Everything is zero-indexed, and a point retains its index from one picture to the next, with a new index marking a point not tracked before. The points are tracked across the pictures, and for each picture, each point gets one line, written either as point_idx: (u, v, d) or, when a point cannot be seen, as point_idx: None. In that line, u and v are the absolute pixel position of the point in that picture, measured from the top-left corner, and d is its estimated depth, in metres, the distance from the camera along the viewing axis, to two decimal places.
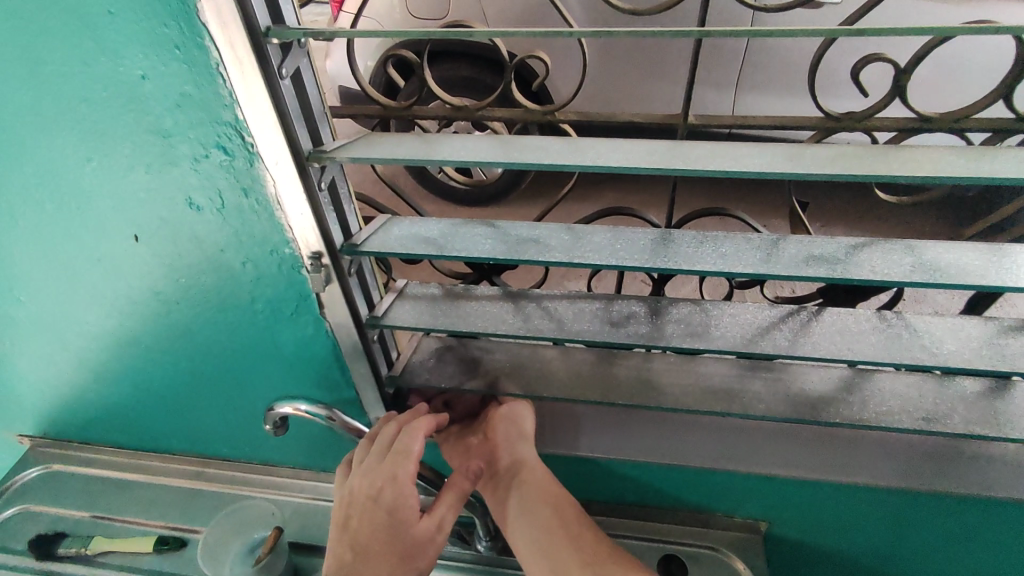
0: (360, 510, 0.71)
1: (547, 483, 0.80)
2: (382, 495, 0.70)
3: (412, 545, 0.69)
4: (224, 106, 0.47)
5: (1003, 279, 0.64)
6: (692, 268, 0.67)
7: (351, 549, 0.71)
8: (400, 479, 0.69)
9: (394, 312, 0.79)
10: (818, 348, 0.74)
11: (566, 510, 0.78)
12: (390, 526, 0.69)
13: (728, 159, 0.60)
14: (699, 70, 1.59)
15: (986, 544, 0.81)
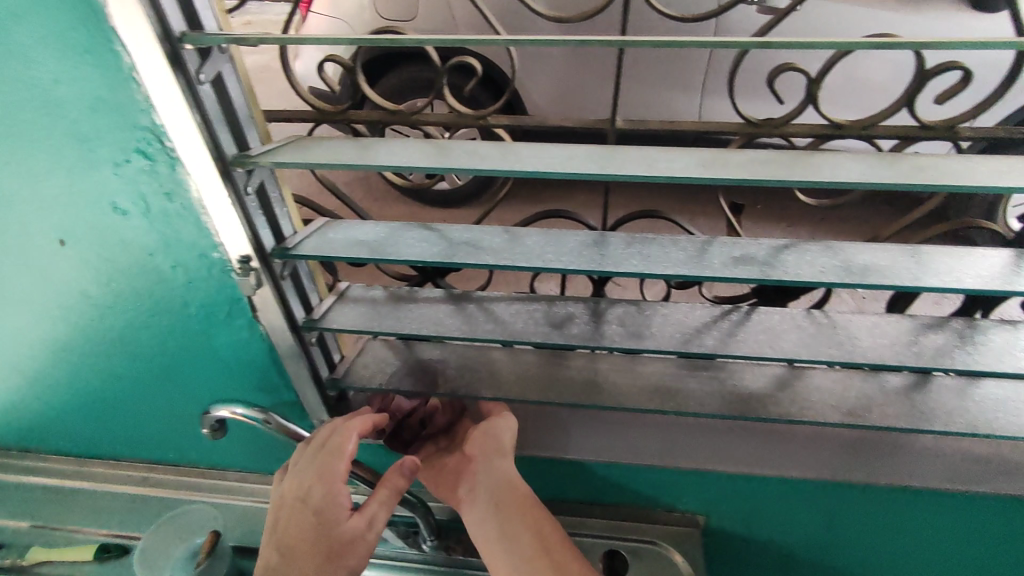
0: (291, 508, 0.73)
1: (521, 498, 0.80)
2: (311, 492, 0.72)
3: (340, 543, 0.71)
4: (140, 111, 0.48)
5: (913, 279, 0.67)
6: (617, 270, 0.69)
7: (279, 549, 0.71)
8: (330, 477, 0.72)
9: (334, 315, 0.80)
10: (747, 346, 0.77)
11: (544, 526, 0.78)
12: (319, 524, 0.71)
13: (651, 165, 0.62)
14: (653, 75, 1.62)
15: (910, 532, 0.84)
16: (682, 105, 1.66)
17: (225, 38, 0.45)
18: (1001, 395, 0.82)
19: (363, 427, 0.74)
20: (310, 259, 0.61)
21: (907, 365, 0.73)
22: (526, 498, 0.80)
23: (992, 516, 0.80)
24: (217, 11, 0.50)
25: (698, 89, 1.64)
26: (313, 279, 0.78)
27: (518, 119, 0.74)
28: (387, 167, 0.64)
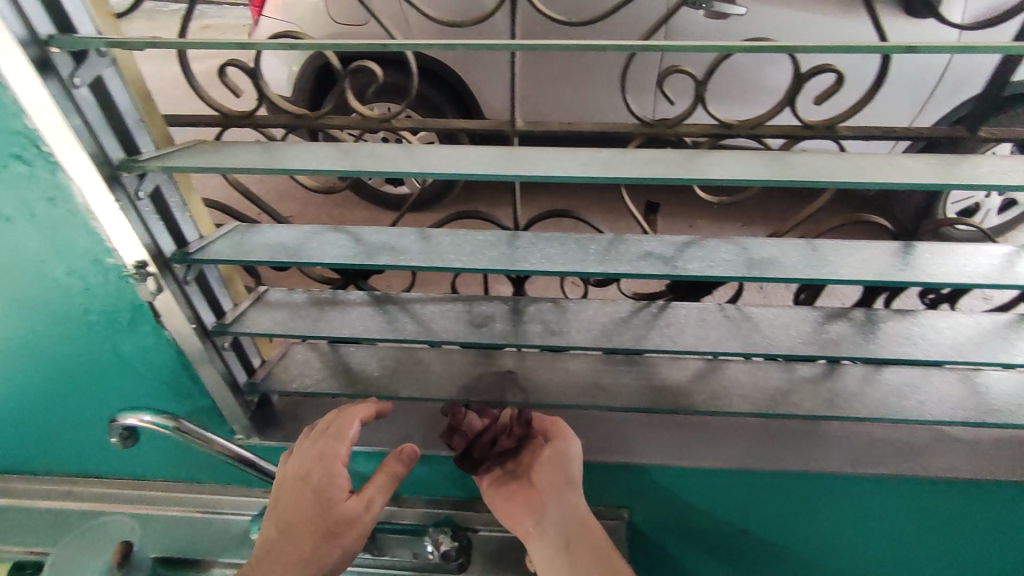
0: (291, 490, 0.75)
1: (569, 492, 0.80)
2: (312, 474, 0.75)
3: (336, 523, 0.73)
4: (12, 115, 0.49)
5: (809, 271, 0.71)
6: (528, 267, 0.71)
7: (277, 527, 0.73)
8: (330, 459, 0.75)
9: (253, 320, 0.80)
10: (662, 340, 0.79)
11: (585, 522, 0.78)
12: (319, 503, 0.73)
13: (556, 166, 0.64)
14: (595, 80, 1.66)
15: (823, 518, 0.87)
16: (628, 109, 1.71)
17: (93, 39, 0.46)
18: (902, 383, 0.86)
19: (363, 415, 0.79)
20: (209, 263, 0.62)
21: (808, 354, 0.76)
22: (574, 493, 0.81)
23: (894, 499, 0.84)
24: (95, 15, 0.51)
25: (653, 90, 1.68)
26: (227, 286, 0.78)
27: (422, 122, 0.74)
28: (293, 170, 0.64)
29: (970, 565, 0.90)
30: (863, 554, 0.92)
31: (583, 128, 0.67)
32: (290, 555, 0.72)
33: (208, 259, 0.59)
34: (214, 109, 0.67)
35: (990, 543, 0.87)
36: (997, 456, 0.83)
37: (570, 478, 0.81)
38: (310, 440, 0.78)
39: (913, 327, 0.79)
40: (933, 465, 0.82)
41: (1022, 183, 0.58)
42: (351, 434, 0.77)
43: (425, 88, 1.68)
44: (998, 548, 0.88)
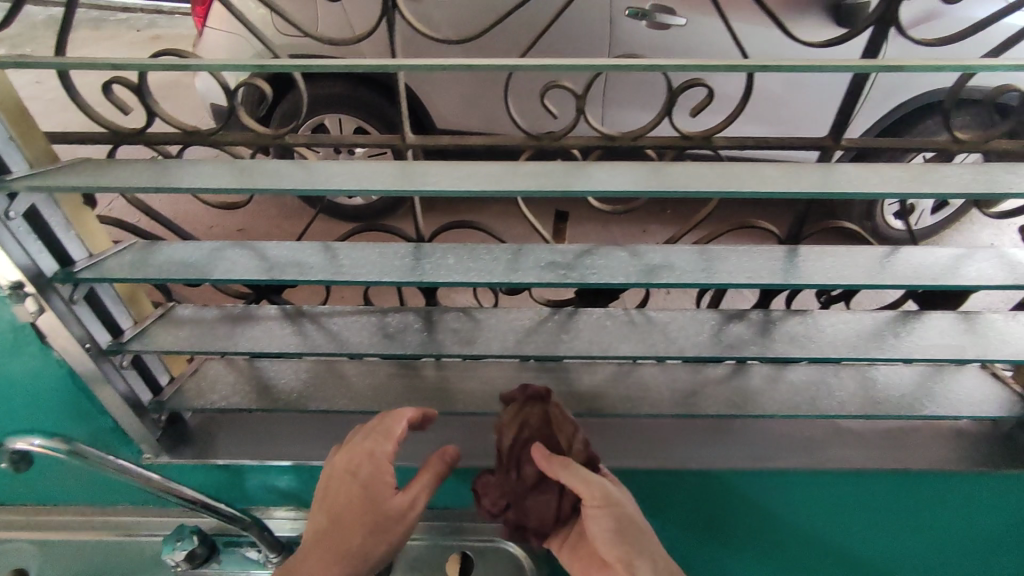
0: (339, 482, 0.73)
1: (619, 515, 0.70)
2: (360, 470, 0.72)
3: (385, 521, 0.72)
4: None
5: (701, 276, 0.74)
6: (429, 279, 0.72)
7: (325, 517, 0.72)
8: (380, 457, 0.72)
9: (157, 337, 0.79)
10: (569, 345, 0.82)
11: (632, 541, 0.70)
12: (368, 499, 0.71)
13: (452, 179, 0.65)
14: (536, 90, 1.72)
15: (729, 512, 0.91)
16: None
17: None
18: (805, 381, 0.90)
19: (412, 415, 0.75)
20: (95, 280, 0.68)
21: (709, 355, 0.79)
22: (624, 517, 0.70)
23: (795, 491, 0.88)
24: None
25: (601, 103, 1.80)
26: (126, 307, 0.80)
27: (317, 138, 0.76)
28: (186, 188, 0.64)
29: (871, 552, 0.94)
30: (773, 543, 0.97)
31: (473, 142, 0.70)
32: (334, 547, 0.71)
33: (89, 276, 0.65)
34: (101, 125, 0.66)
35: (883, 529, 0.92)
36: (887, 447, 0.89)
37: (622, 518, 0.70)
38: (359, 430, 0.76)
39: (809, 327, 0.83)
40: (829, 457, 0.87)
41: (890, 187, 0.61)
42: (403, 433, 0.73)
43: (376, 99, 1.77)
44: (896, 536, 0.93)
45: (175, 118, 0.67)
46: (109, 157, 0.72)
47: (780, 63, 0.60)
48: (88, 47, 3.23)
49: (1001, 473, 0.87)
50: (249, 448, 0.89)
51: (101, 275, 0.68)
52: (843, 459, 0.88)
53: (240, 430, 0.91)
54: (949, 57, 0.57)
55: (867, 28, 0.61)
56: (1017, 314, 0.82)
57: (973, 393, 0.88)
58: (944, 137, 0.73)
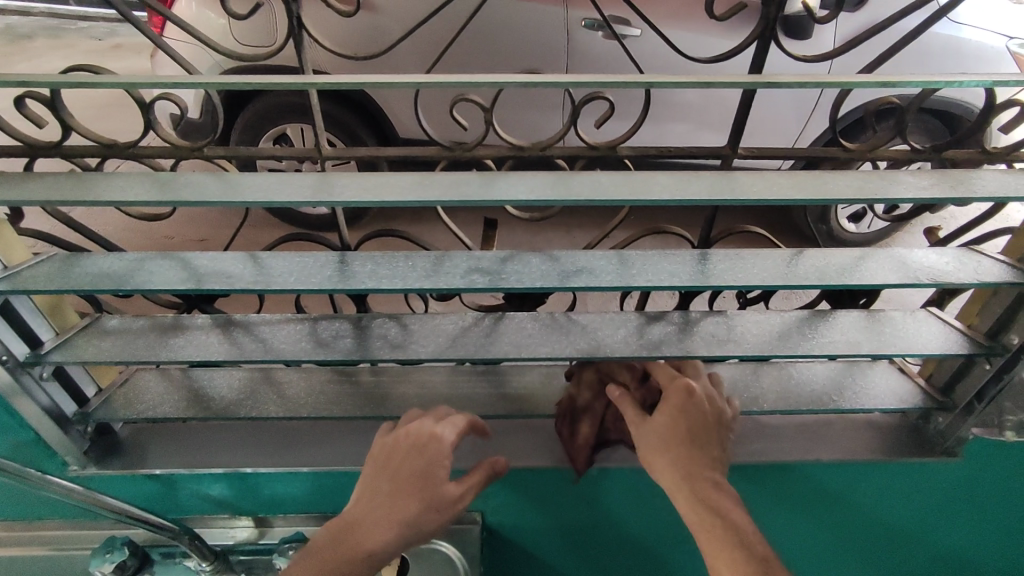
0: (392, 460, 0.77)
1: (671, 442, 0.76)
2: (425, 449, 0.76)
3: (440, 500, 0.75)
4: None
5: (617, 279, 0.77)
6: (351, 286, 0.74)
7: (378, 490, 0.75)
8: (443, 443, 0.77)
9: (82, 349, 0.79)
10: (496, 349, 0.84)
11: (688, 466, 0.75)
12: (421, 478, 0.75)
13: (369, 189, 0.68)
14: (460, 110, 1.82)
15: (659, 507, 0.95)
16: (538, 127, 1.90)
17: None
18: (726, 379, 0.95)
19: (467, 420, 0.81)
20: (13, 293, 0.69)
21: (628, 355, 0.83)
22: (679, 442, 0.76)
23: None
24: None
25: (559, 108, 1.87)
26: (48, 318, 0.80)
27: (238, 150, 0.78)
28: (103, 201, 0.65)
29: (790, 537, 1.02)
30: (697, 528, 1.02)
31: (388, 152, 0.75)
32: (385, 519, 0.73)
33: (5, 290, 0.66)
34: (14, 138, 0.67)
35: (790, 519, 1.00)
36: (800, 440, 0.94)
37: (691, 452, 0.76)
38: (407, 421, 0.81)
39: (725, 327, 0.87)
40: (747, 451, 0.92)
41: (782, 194, 0.65)
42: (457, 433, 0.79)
43: (336, 110, 1.78)
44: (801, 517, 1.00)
45: (91, 130, 0.68)
46: (25, 170, 0.72)
47: (672, 80, 0.64)
48: (43, 55, 3.20)
49: (901, 462, 0.93)
50: (179, 458, 0.90)
51: (16, 287, 0.69)
52: (762, 453, 0.92)
53: (170, 440, 0.92)
54: (823, 74, 0.62)
55: (751, 43, 0.66)
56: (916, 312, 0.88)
57: (884, 386, 0.93)
58: (837, 146, 0.79)
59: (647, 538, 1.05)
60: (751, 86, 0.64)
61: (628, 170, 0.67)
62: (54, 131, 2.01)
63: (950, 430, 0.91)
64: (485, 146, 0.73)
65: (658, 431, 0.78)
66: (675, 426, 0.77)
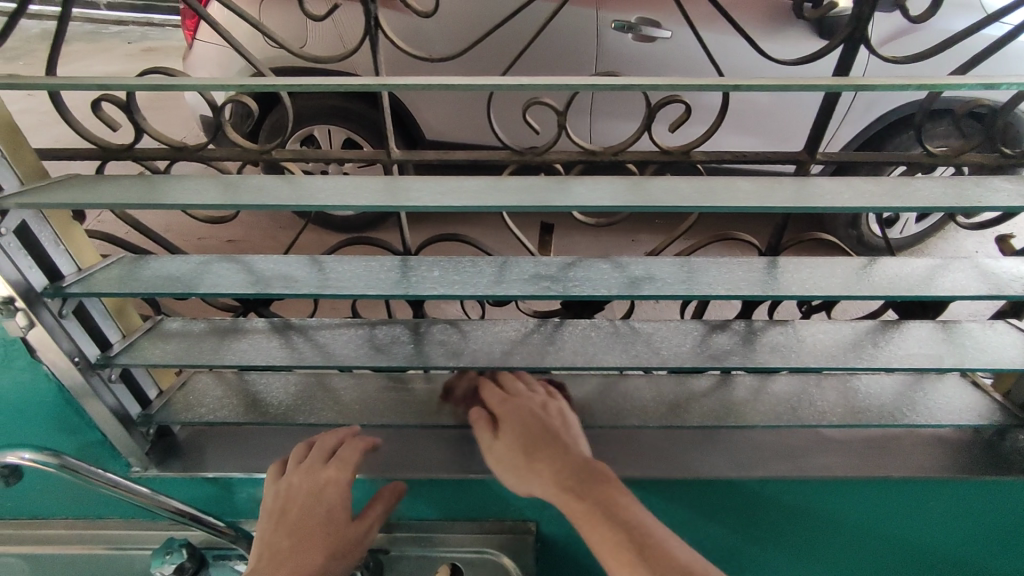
0: (282, 506, 0.78)
1: (523, 455, 0.76)
2: (325, 492, 0.79)
3: (347, 543, 0.77)
4: None
5: (683, 287, 0.75)
6: (416, 291, 0.73)
7: (276, 534, 0.75)
8: (343, 483, 0.80)
9: (147, 352, 0.80)
10: (558, 358, 0.82)
11: (553, 469, 0.73)
12: (326, 523, 0.77)
13: (439, 195, 0.67)
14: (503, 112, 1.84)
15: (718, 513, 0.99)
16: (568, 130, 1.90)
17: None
18: (788, 391, 0.92)
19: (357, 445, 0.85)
20: (81, 295, 0.69)
21: (692, 364, 0.80)
22: (529, 452, 0.76)
23: (775, 496, 0.95)
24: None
25: (588, 112, 1.86)
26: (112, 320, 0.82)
27: (302, 153, 0.78)
28: (174, 205, 0.65)
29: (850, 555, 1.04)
30: (754, 534, 1.02)
31: (453, 157, 0.74)
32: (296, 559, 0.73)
33: (72, 293, 0.66)
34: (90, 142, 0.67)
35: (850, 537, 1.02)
36: (875, 454, 0.95)
37: (548, 456, 0.75)
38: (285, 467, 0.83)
39: (790, 337, 0.85)
40: (810, 464, 0.93)
41: (868, 203, 0.61)
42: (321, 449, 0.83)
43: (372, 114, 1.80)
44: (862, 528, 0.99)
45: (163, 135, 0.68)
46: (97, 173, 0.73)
47: (751, 83, 0.61)
48: (81, 58, 3.28)
49: (968, 480, 0.93)
50: (236, 461, 0.90)
51: (86, 289, 0.70)
52: (825, 466, 0.93)
53: (227, 443, 0.92)
54: (917, 76, 0.60)
55: (836, 47, 0.66)
56: (994, 325, 0.85)
57: (954, 399, 0.92)
58: (917, 152, 0.77)
59: (701, 546, 1.04)
60: (836, 90, 0.62)
61: (707, 177, 0.66)
62: (125, 135, 2.10)
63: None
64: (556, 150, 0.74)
65: (509, 444, 0.78)
66: (522, 440, 0.77)
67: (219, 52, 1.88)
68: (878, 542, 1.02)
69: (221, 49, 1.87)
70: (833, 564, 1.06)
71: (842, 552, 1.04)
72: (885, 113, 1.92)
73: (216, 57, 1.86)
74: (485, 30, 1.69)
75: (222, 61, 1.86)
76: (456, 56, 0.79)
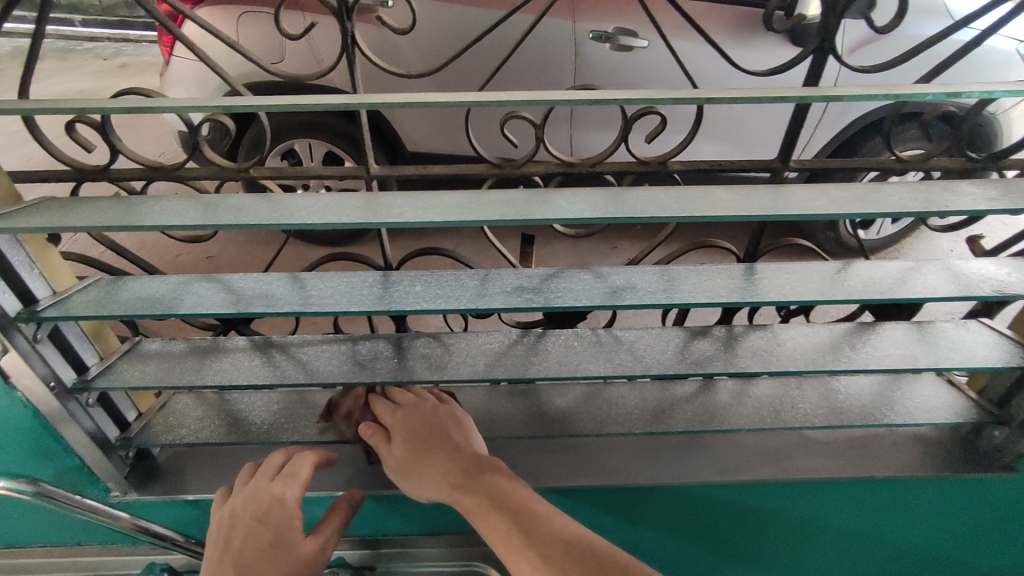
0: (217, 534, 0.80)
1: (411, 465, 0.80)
2: (270, 514, 0.80)
3: (299, 563, 0.79)
4: None
5: (663, 295, 0.75)
6: (397, 307, 0.73)
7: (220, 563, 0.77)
8: (291, 501, 0.82)
9: (126, 374, 0.79)
10: (541, 368, 0.83)
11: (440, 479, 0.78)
12: (274, 544, 0.79)
13: (417, 211, 0.66)
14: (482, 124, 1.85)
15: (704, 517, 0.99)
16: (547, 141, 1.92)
17: None
18: (770, 395, 0.94)
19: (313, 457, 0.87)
20: (60, 319, 0.69)
21: (673, 371, 0.81)
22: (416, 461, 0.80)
23: (762, 498, 0.96)
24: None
25: (566, 122, 1.87)
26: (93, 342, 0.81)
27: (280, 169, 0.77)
28: (147, 227, 0.64)
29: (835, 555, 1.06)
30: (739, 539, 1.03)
31: (437, 171, 0.75)
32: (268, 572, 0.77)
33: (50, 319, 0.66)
34: (68, 165, 0.67)
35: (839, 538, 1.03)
36: (860, 457, 0.95)
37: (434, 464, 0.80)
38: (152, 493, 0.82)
39: (770, 342, 0.86)
40: (795, 466, 0.94)
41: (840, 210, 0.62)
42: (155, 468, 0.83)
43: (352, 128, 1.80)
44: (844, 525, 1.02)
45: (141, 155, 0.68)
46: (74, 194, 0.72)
47: (722, 95, 0.62)
48: (52, 78, 3.24)
49: (949, 479, 0.94)
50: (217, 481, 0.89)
51: (64, 313, 0.69)
52: (808, 468, 0.95)
53: (211, 465, 0.91)
54: (882, 85, 0.63)
55: (806, 58, 0.67)
56: (968, 324, 0.87)
57: (933, 400, 0.92)
58: (886, 158, 0.78)
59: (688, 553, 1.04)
60: (805, 100, 0.63)
61: (683, 187, 0.67)
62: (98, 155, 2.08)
63: (1008, 445, 0.93)
64: (535, 164, 0.74)
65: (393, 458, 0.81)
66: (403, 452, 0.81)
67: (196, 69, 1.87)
68: (861, 541, 1.03)
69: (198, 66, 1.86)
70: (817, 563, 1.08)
71: (828, 552, 1.06)
72: (857, 118, 1.97)
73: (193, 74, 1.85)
74: (462, 43, 1.70)
75: (200, 78, 1.85)
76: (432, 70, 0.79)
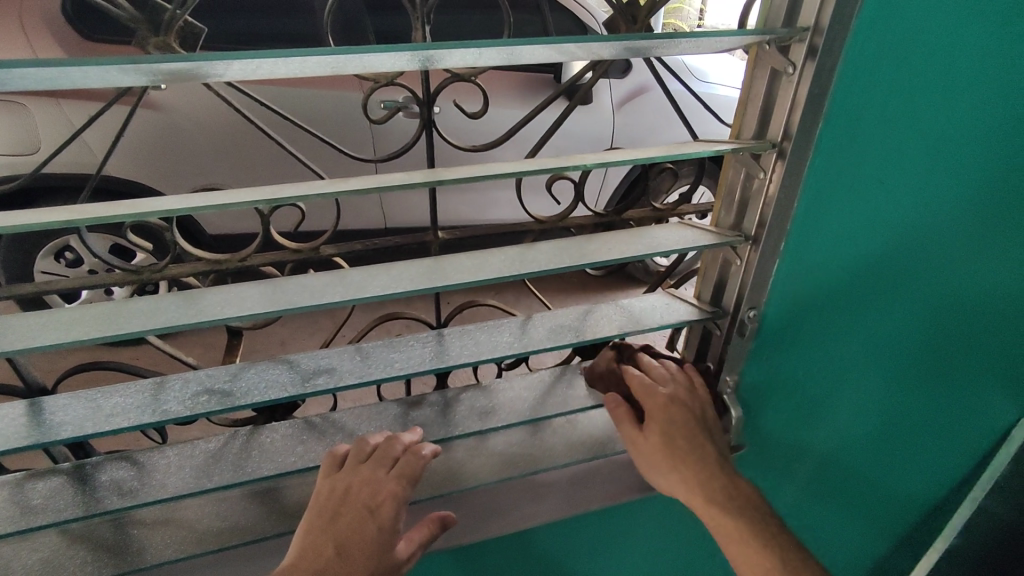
0: (730, 484, 0.74)
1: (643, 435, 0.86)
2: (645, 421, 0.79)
3: (651, 455, 0.76)
4: None
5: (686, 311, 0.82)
6: (455, 360, 0.76)
7: (721, 519, 0.71)
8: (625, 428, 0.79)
9: (167, 481, 0.76)
10: (584, 400, 0.88)
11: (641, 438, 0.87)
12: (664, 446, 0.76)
13: (482, 268, 0.67)
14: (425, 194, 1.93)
15: None
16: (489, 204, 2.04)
17: None
18: None
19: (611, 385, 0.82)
20: (112, 432, 0.65)
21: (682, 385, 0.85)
22: None
23: (814, 465, 1.00)
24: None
25: None
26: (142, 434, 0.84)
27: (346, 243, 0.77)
28: (204, 322, 0.60)
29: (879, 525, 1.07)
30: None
31: (488, 230, 0.80)
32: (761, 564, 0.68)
33: (112, 432, 0.64)
34: (107, 278, 0.71)
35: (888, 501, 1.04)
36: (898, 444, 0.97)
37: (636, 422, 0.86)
38: (663, 431, 0.76)
39: None
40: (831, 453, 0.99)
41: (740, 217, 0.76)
42: (666, 417, 0.77)
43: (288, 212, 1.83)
44: (878, 509, 1.05)
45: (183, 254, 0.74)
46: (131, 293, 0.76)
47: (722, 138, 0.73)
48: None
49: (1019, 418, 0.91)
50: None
51: (115, 426, 0.66)
52: (846, 427, 0.95)
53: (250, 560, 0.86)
54: None
55: None
56: None
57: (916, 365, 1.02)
58: None
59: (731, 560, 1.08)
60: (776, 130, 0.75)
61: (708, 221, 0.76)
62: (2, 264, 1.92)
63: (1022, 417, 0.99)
64: (572, 215, 0.83)
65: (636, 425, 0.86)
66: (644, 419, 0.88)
67: (63, 138, 1.76)
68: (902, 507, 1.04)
69: (66, 134, 1.76)
70: (863, 537, 1.09)
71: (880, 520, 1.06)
72: None
73: (19, 138, 1.72)
74: (401, 137, 1.87)
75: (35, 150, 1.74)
76: (498, 142, 0.82)
